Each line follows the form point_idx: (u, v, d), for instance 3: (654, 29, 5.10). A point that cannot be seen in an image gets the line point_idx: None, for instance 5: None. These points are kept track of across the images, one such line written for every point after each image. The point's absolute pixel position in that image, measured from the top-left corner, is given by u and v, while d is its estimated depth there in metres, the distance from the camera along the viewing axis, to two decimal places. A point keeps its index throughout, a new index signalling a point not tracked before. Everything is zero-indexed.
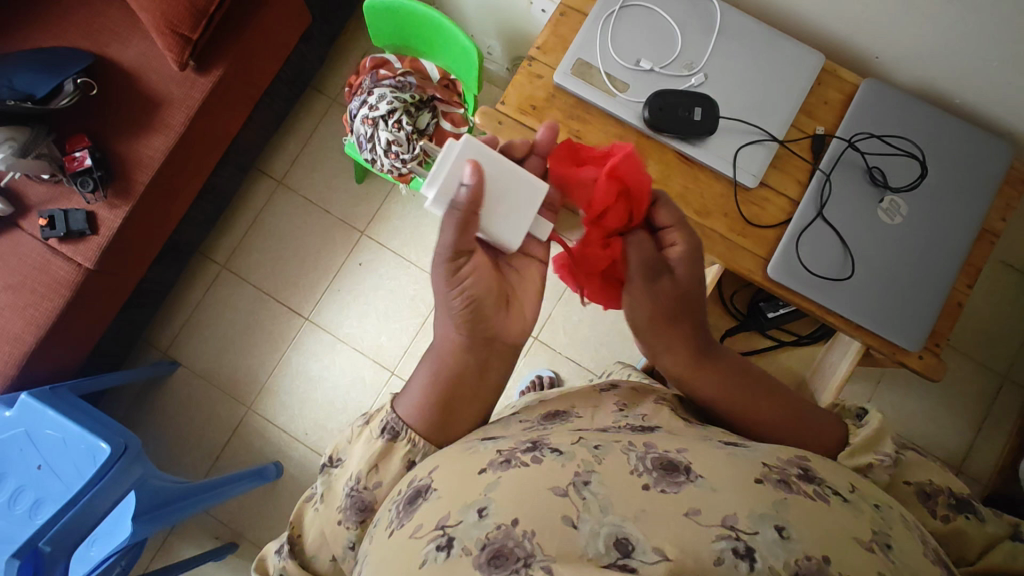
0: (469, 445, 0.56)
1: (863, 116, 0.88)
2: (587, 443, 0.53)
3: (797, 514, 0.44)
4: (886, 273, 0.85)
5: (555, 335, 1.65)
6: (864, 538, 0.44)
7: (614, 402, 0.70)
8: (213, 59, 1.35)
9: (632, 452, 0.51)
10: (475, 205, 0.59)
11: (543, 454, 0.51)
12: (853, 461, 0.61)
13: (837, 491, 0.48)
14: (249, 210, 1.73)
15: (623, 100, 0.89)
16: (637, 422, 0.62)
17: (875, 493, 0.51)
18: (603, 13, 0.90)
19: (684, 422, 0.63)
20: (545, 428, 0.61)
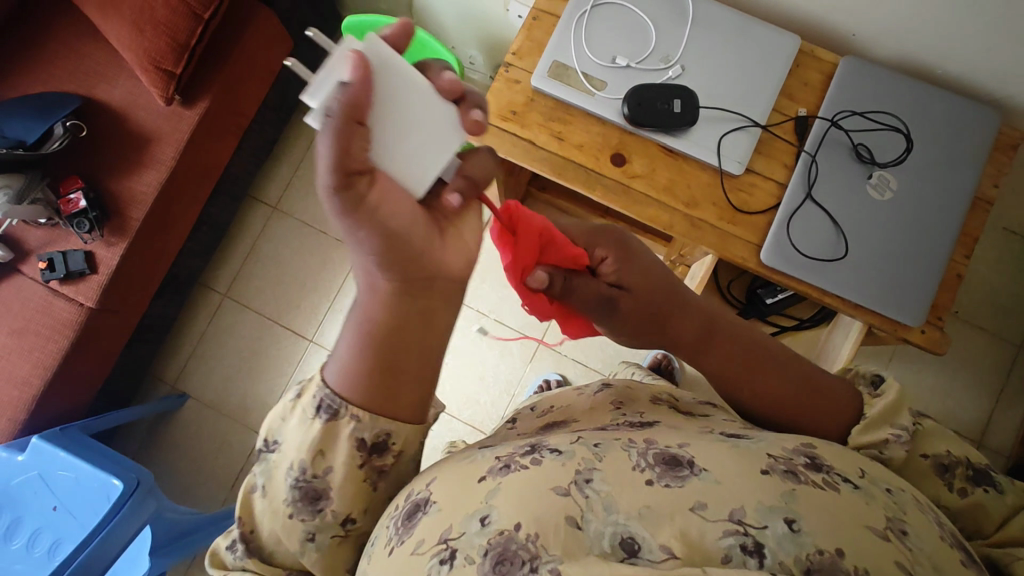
0: (467, 456, 0.55)
1: (844, 95, 0.88)
2: (587, 442, 0.52)
3: (807, 504, 0.43)
4: (881, 250, 0.84)
5: (559, 338, 1.65)
6: (878, 527, 0.43)
7: (611, 401, 0.70)
8: (199, 93, 1.37)
9: (633, 448, 0.50)
10: (359, 109, 0.44)
11: (543, 456, 0.50)
12: (867, 436, 0.57)
13: (846, 477, 0.47)
14: (246, 237, 1.75)
15: (603, 98, 0.88)
16: (636, 419, 0.62)
17: (886, 476, 0.49)
18: (575, 15, 0.90)
19: (684, 417, 0.63)
20: (544, 434, 0.61)
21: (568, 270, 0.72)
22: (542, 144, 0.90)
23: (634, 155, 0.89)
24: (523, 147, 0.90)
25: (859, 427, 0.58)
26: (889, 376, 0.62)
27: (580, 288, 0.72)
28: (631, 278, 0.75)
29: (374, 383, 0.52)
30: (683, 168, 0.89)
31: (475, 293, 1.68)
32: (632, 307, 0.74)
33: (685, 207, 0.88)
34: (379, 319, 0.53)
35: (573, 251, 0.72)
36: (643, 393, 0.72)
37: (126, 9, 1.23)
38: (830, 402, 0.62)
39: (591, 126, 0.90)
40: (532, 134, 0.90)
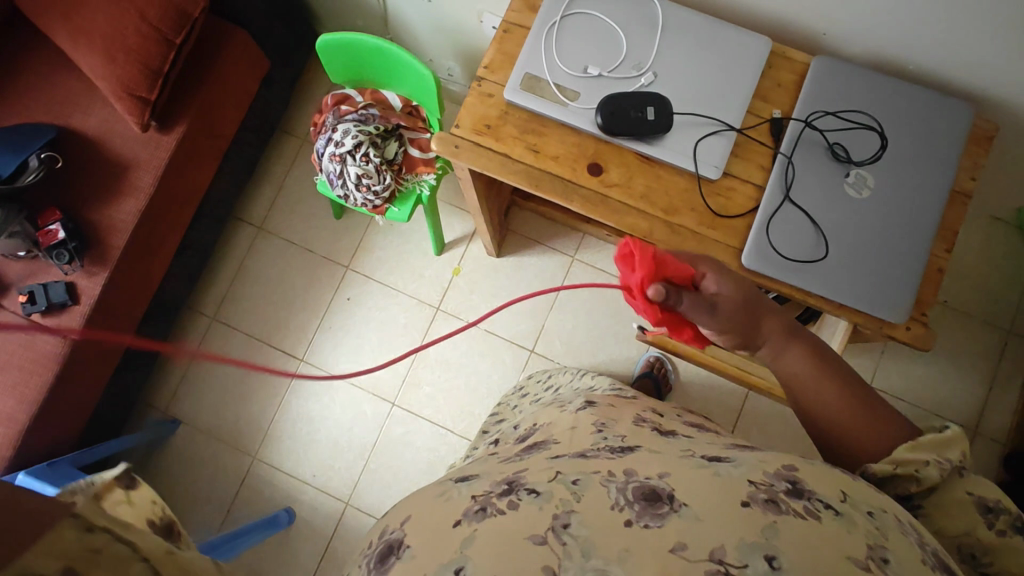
0: (443, 492, 0.56)
1: (817, 95, 0.87)
2: (565, 480, 0.52)
3: (787, 539, 0.42)
4: (861, 251, 0.84)
5: (550, 346, 1.64)
6: (860, 558, 0.42)
7: (593, 422, 0.70)
8: (175, 118, 1.37)
9: (613, 484, 0.50)
10: None
11: (520, 498, 0.50)
12: (908, 453, 0.55)
13: (828, 504, 0.46)
14: (232, 259, 1.74)
15: (576, 109, 0.88)
16: (616, 443, 0.61)
17: (868, 495, 0.48)
18: (544, 26, 0.90)
19: (662, 438, 0.62)
20: (521, 462, 0.62)
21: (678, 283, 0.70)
22: (518, 157, 0.90)
23: (611, 164, 0.89)
24: (500, 161, 0.89)
25: (904, 444, 0.56)
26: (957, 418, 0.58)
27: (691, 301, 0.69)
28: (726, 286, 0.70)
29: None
30: (660, 176, 0.88)
31: (465, 305, 1.67)
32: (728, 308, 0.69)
33: (663, 214, 0.88)
34: None
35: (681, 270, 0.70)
36: (626, 415, 0.73)
37: (96, 37, 1.23)
38: (887, 424, 0.58)
39: (565, 137, 0.90)
40: (508, 148, 0.90)
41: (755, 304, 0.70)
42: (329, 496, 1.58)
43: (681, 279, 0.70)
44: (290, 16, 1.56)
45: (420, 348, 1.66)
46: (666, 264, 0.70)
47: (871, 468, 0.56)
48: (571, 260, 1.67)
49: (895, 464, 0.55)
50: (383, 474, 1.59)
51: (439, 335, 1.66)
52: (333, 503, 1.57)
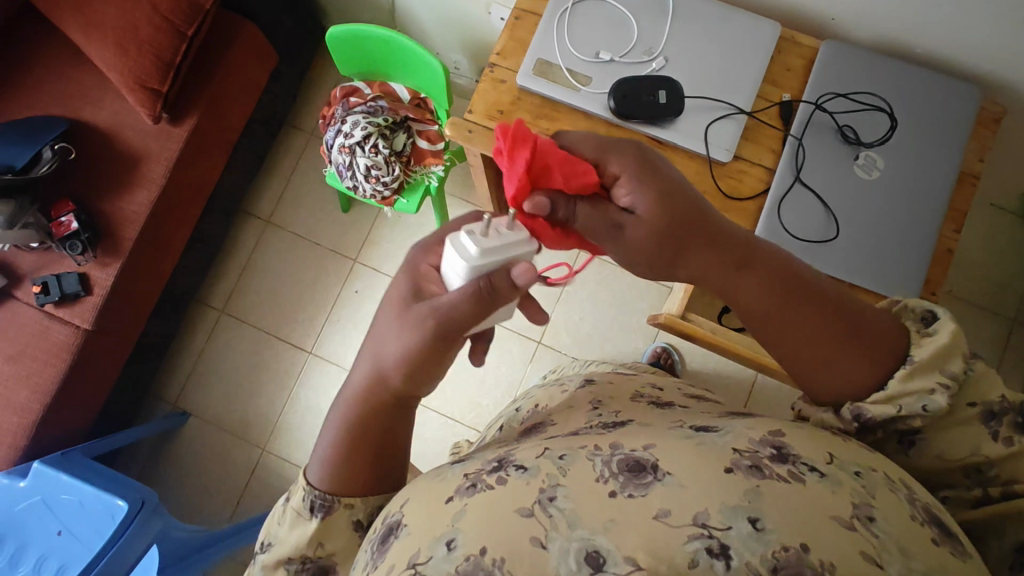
0: (439, 473, 0.56)
1: (826, 78, 0.88)
2: (552, 455, 0.52)
3: (770, 500, 0.43)
4: (869, 230, 0.85)
5: (558, 337, 1.65)
6: (844, 516, 0.43)
7: (589, 401, 0.71)
8: (186, 110, 1.38)
9: (598, 457, 0.50)
10: None
11: (509, 474, 0.50)
12: (907, 385, 0.52)
13: (813, 466, 0.46)
14: (241, 253, 1.75)
15: (588, 93, 0.89)
16: (608, 419, 0.62)
17: (858, 456, 0.48)
18: (556, 12, 0.91)
19: (657, 411, 0.63)
20: (517, 442, 0.61)
21: (575, 198, 0.61)
22: None
23: None
24: None
25: (900, 375, 0.53)
26: (944, 313, 0.55)
27: (586, 216, 0.61)
28: (644, 202, 0.59)
29: (347, 480, 0.60)
30: (671, 159, 0.89)
31: None
32: (643, 231, 0.60)
33: None
34: (355, 424, 0.59)
35: (574, 177, 0.60)
36: (625, 392, 0.74)
37: (109, 29, 1.24)
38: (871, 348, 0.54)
39: (577, 121, 0.91)
40: None
41: (685, 218, 0.59)
42: None
43: (571, 189, 0.60)
44: (299, 10, 1.58)
45: None
46: (550, 168, 0.59)
47: (868, 411, 0.52)
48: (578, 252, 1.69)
49: (896, 402, 0.52)
50: None
51: None
52: None
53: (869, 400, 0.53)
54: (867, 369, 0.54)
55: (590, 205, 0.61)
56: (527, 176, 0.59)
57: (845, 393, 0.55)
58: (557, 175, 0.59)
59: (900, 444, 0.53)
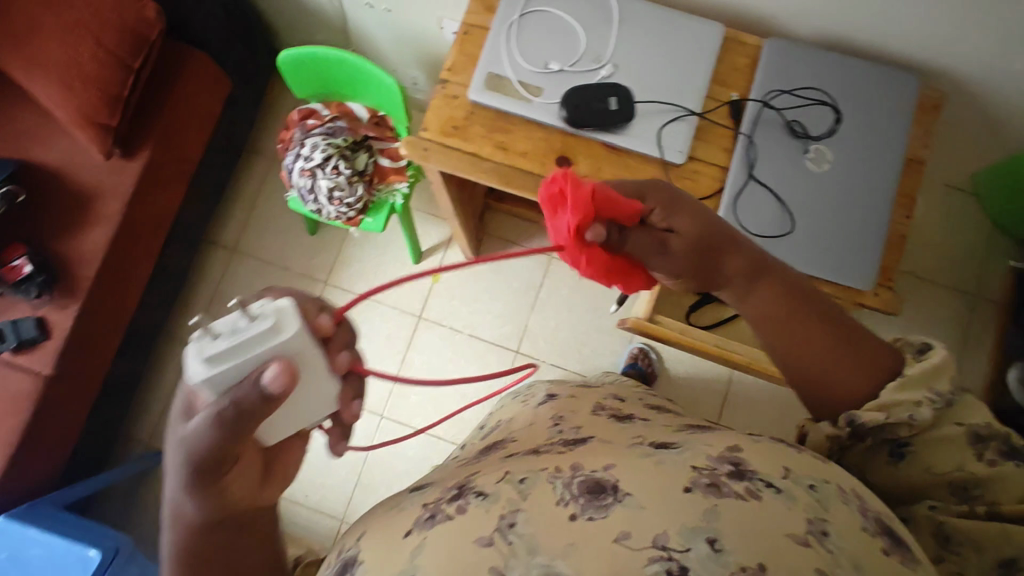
0: (397, 505, 0.56)
1: (772, 75, 0.90)
2: (512, 479, 0.51)
3: (727, 519, 0.44)
4: (824, 224, 0.86)
5: (535, 345, 1.71)
6: (800, 533, 0.44)
7: (550, 417, 0.71)
8: (139, 143, 1.35)
9: (558, 479, 0.49)
10: None
11: (468, 502, 0.50)
12: (898, 395, 0.55)
13: (770, 482, 0.47)
14: (207, 283, 1.75)
15: (540, 105, 0.89)
16: (569, 436, 0.63)
17: (812, 469, 0.50)
18: (503, 25, 0.91)
19: (615, 427, 0.64)
20: (479, 463, 0.62)
21: (625, 222, 0.65)
22: (488, 155, 0.91)
23: (579, 157, 0.90)
24: (468, 161, 0.91)
25: (893, 385, 0.56)
26: (937, 342, 0.57)
27: (636, 243, 0.65)
28: (684, 221, 0.65)
29: None
30: (629, 164, 0.89)
31: (446, 311, 1.74)
32: (682, 248, 0.65)
33: None
34: (190, 550, 0.56)
35: (627, 205, 0.63)
36: (585, 405, 0.74)
37: (51, 65, 1.20)
38: (862, 362, 0.59)
39: (533, 133, 0.91)
40: (476, 147, 0.91)
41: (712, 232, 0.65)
42: (332, 518, 1.64)
43: (623, 216, 0.63)
44: (250, 34, 1.56)
45: (405, 359, 1.72)
46: (608, 200, 0.62)
47: (860, 417, 0.56)
48: (549, 259, 1.75)
49: (887, 411, 0.55)
50: (376, 486, 1.65)
51: (424, 343, 1.73)
52: (327, 521, 1.64)
53: (863, 409, 0.57)
54: (864, 381, 0.58)
55: (636, 232, 0.65)
56: (589, 202, 0.61)
57: (836, 404, 0.59)
58: (615, 206, 0.62)
59: (890, 456, 0.56)
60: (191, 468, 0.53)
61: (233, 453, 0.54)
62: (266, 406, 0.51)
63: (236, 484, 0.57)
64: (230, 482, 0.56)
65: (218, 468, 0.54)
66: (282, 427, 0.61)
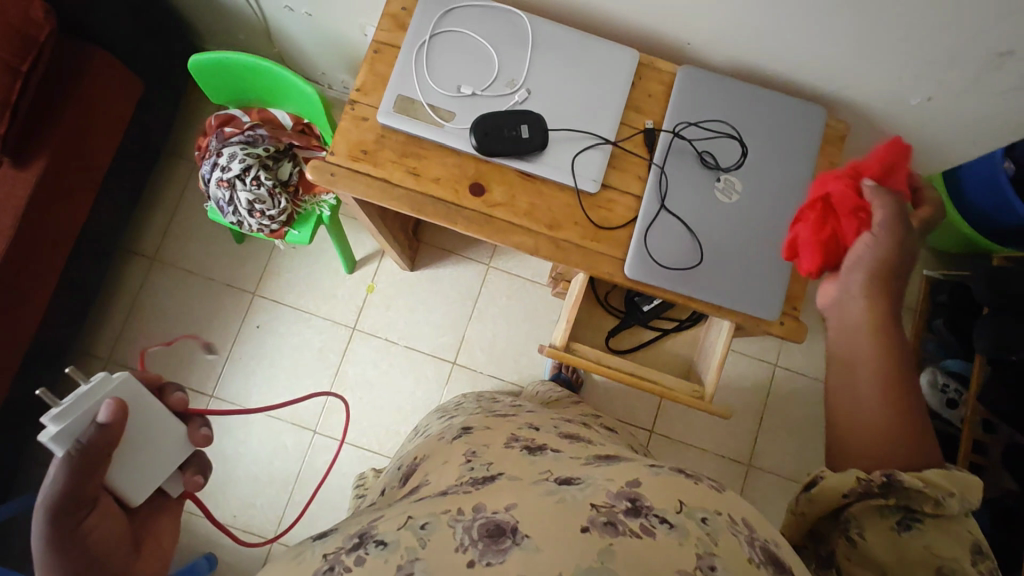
0: (300, 552, 0.52)
1: (684, 104, 0.90)
2: (414, 525, 0.50)
3: (621, 560, 0.44)
4: (733, 255, 0.87)
5: (472, 356, 1.69)
6: (689, 568, 0.44)
7: (464, 453, 0.70)
8: (34, 151, 1.25)
9: (459, 523, 0.49)
10: None
11: (367, 552, 0.48)
12: (940, 477, 0.59)
13: (663, 518, 0.48)
14: (125, 295, 1.67)
15: (452, 130, 0.86)
16: (479, 474, 0.61)
17: (705, 501, 0.51)
18: (414, 46, 0.88)
19: (525, 460, 0.63)
20: (386, 508, 0.60)
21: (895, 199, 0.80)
22: (399, 181, 0.88)
23: (493, 184, 0.88)
24: (377, 186, 0.87)
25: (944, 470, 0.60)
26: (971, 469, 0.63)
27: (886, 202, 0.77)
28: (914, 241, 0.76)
29: None
30: (542, 192, 0.88)
31: (381, 322, 1.70)
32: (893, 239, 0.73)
33: (548, 230, 0.88)
34: None
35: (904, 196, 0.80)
36: (499, 437, 0.74)
37: None
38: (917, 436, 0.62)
39: (446, 158, 0.88)
40: (386, 173, 0.88)
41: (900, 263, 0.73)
42: (262, 538, 1.58)
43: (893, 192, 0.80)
44: (164, 32, 1.47)
45: (339, 371, 1.67)
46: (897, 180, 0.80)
47: (901, 475, 0.59)
48: (487, 268, 1.73)
49: (928, 482, 0.59)
50: (308, 503, 1.60)
51: (358, 354, 1.68)
52: (257, 541, 1.58)
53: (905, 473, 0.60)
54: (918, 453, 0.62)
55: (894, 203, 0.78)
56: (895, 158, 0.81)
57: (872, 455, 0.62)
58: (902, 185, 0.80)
59: (896, 523, 0.60)
60: (49, 516, 0.58)
61: (90, 493, 0.61)
62: (106, 436, 0.62)
63: (98, 531, 0.62)
64: (90, 527, 0.61)
65: (76, 511, 0.60)
66: (142, 483, 0.71)
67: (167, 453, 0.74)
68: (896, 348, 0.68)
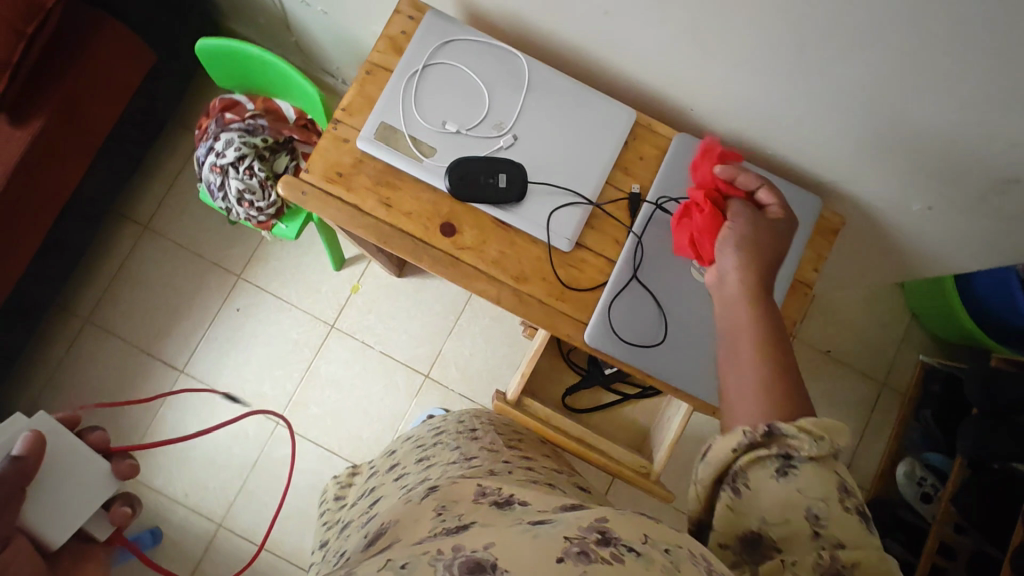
0: None
1: (672, 175, 0.87)
2: (394, 565, 0.46)
3: None
4: (700, 337, 0.84)
5: (445, 372, 1.67)
6: None
7: (434, 508, 0.63)
8: (33, 111, 1.24)
9: (439, 561, 0.45)
10: None
11: None
12: (805, 423, 0.54)
13: (631, 546, 0.45)
14: (113, 259, 1.67)
15: (430, 166, 0.84)
16: (452, 524, 0.57)
17: (665, 533, 0.48)
18: (405, 73, 0.86)
19: (500, 511, 0.59)
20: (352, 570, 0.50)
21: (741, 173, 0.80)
22: (370, 210, 0.85)
23: (465, 226, 0.85)
24: (347, 213, 0.85)
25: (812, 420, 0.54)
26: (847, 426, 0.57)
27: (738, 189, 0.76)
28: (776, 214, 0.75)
29: None
30: (514, 242, 0.85)
31: (360, 324, 1.68)
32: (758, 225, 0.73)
33: (514, 282, 0.85)
34: None
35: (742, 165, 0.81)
36: (466, 485, 0.68)
37: None
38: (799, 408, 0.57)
39: (421, 194, 0.85)
40: (359, 199, 0.85)
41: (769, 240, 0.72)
42: (210, 522, 1.58)
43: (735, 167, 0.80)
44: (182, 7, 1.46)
45: (310, 368, 1.66)
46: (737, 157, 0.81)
47: (778, 427, 0.54)
48: None
49: (797, 429, 0.53)
50: (259, 494, 1.59)
51: (332, 353, 1.67)
52: (203, 523, 1.57)
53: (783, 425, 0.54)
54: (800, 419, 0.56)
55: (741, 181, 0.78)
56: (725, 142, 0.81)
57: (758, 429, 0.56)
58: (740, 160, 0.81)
59: (775, 471, 0.53)
60: None
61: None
62: (18, 468, 0.87)
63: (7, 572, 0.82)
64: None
65: None
66: (63, 524, 0.96)
67: (90, 493, 1.01)
68: (771, 315, 0.65)
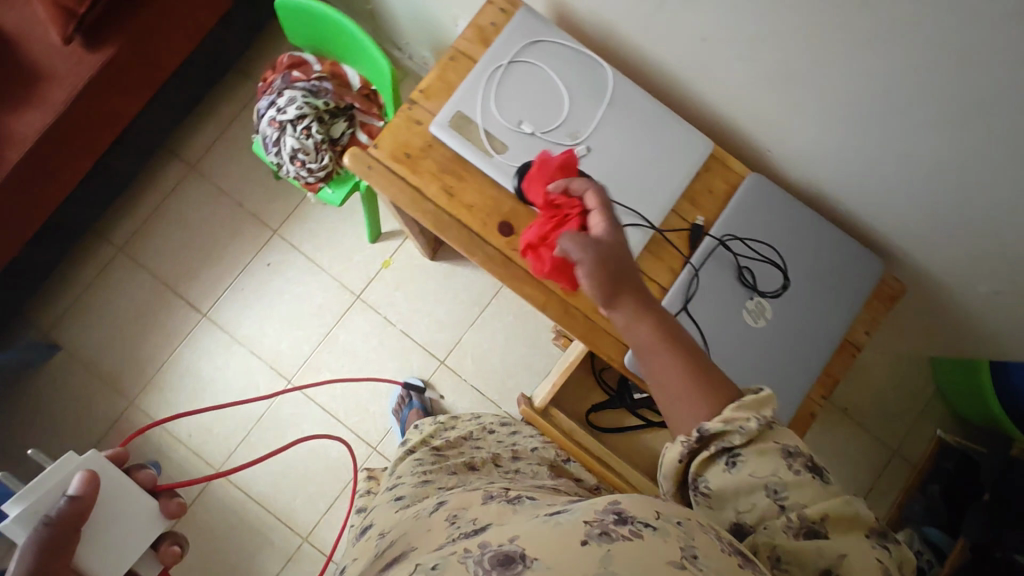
0: None
1: (739, 215, 0.87)
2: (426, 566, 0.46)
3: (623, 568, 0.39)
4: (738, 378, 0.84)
5: (461, 362, 1.67)
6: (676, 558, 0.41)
7: (445, 516, 0.61)
8: (109, 36, 1.25)
9: (470, 559, 0.45)
10: None
11: None
12: (727, 415, 0.53)
13: (646, 519, 0.43)
14: (155, 192, 1.69)
15: (499, 162, 0.83)
16: (467, 527, 0.56)
17: (673, 504, 0.47)
18: (489, 66, 0.85)
19: (511, 509, 0.58)
20: None
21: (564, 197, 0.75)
22: (430, 196, 0.85)
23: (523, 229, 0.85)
24: (409, 194, 0.84)
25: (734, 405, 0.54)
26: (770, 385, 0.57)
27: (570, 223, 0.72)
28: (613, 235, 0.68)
29: None
30: None
31: (385, 299, 1.68)
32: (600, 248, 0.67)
33: (563, 292, 0.84)
34: None
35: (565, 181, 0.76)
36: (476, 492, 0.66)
37: None
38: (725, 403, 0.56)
39: (484, 188, 0.85)
40: (422, 183, 0.85)
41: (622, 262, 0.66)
42: (208, 466, 1.60)
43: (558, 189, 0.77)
44: None
45: (329, 333, 1.67)
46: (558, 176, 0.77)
47: (707, 427, 0.53)
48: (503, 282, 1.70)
49: (725, 422, 0.53)
50: (259, 448, 1.61)
51: (353, 323, 1.67)
52: (202, 467, 1.59)
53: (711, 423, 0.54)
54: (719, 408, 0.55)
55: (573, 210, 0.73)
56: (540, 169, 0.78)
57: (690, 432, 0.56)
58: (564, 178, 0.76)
59: (724, 465, 0.53)
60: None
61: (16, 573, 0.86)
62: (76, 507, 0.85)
63: None
64: None
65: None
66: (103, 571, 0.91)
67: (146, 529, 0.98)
68: (687, 343, 0.62)
